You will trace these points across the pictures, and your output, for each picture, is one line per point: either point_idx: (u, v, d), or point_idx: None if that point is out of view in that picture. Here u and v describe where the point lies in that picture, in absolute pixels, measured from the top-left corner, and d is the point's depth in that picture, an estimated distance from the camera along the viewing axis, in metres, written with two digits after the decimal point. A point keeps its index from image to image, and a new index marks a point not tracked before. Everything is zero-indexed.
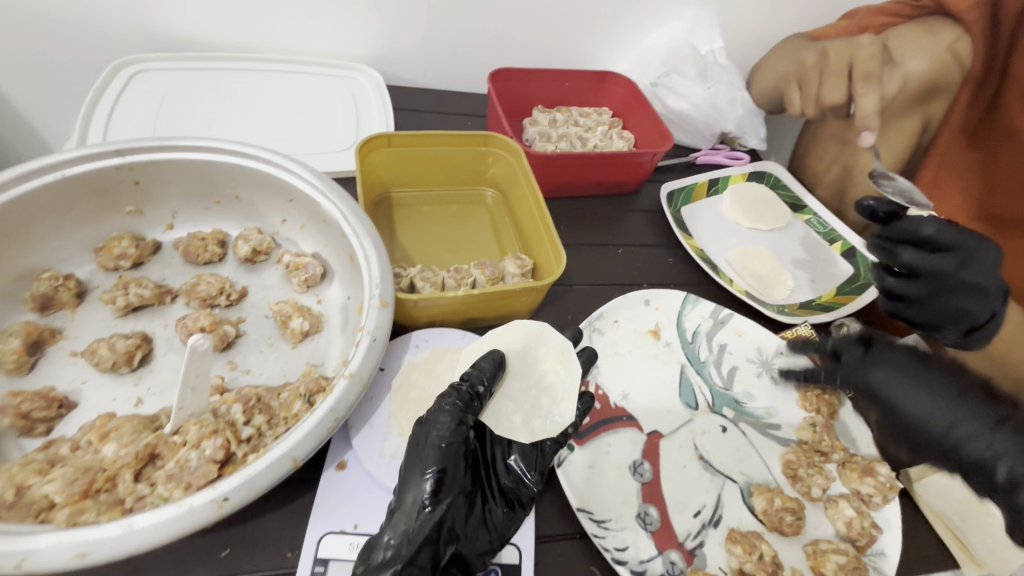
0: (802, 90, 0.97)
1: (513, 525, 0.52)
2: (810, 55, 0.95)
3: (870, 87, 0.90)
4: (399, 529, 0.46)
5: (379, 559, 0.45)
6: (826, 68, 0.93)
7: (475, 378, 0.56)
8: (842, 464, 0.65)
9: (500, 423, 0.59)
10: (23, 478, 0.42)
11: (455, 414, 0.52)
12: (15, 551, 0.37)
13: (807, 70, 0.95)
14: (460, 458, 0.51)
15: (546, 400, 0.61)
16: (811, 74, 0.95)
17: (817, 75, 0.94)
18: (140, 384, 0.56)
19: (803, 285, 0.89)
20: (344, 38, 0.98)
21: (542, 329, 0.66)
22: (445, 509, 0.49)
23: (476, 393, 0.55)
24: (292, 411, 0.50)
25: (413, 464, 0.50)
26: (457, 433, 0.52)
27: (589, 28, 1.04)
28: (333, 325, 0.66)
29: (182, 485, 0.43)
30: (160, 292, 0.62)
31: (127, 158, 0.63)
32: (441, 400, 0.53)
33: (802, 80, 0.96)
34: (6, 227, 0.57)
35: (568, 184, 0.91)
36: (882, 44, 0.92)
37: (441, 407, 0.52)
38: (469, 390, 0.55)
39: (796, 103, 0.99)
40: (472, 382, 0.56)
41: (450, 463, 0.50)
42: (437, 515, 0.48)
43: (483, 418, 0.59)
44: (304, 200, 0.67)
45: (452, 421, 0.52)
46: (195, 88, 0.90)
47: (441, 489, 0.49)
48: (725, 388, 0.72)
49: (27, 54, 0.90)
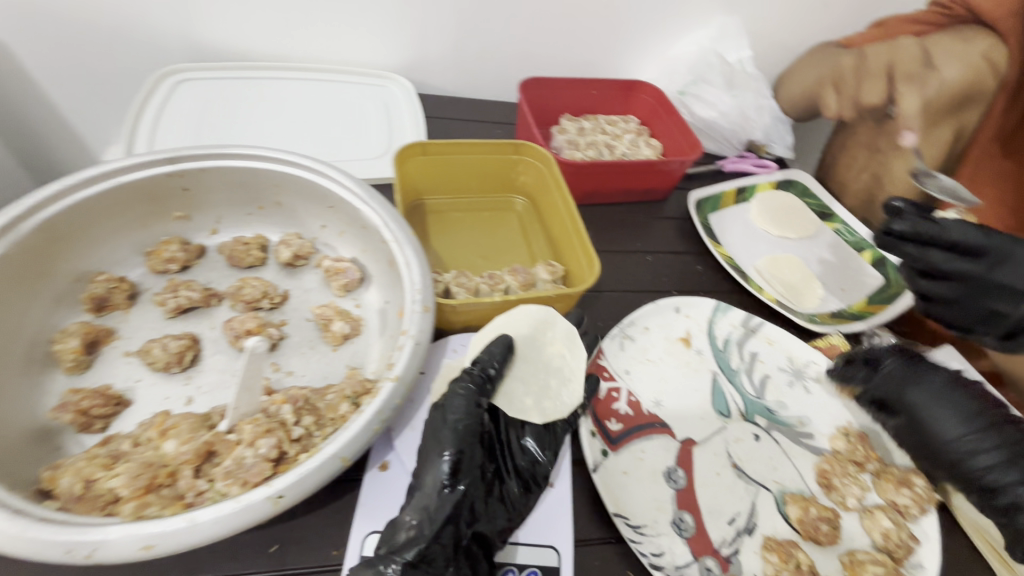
0: (838, 93, 1.00)
1: (530, 504, 0.54)
2: (848, 60, 0.97)
3: (910, 87, 0.91)
4: (420, 507, 0.48)
5: (403, 537, 0.47)
6: (860, 73, 0.96)
7: (485, 363, 0.58)
8: (878, 474, 0.65)
9: (512, 405, 0.59)
10: (90, 473, 0.44)
11: (470, 398, 0.55)
12: (86, 543, 0.39)
13: (844, 75, 0.98)
14: (475, 439, 0.53)
15: (555, 382, 0.61)
16: (847, 80, 0.98)
17: (852, 80, 0.97)
18: (189, 383, 0.58)
19: (834, 294, 0.88)
20: (377, 48, 1.00)
21: (548, 314, 0.65)
22: (462, 490, 0.50)
23: (487, 376, 0.57)
24: (339, 412, 0.51)
25: (429, 447, 0.51)
26: (471, 414, 0.53)
27: (616, 37, 1.05)
28: (371, 328, 0.67)
29: (239, 482, 0.44)
30: (207, 294, 0.65)
31: (177, 165, 0.65)
32: (456, 384, 0.56)
33: (838, 84, 0.99)
34: (65, 231, 0.60)
35: (597, 191, 0.92)
36: (923, 48, 0.91)
37: (456, 390, 0.55)
38: (480, 374, 0.57)
39: (832, 105, 1.01)
40: (483, 366, 0.58)
41: (465, 445, 0.52)
42: (455, 493, 0.49)
43: (495, 400, 0.59)
44: (344, 207, 0.69)
45: (468, 402, 0.54)
46: (234, 96, 0.93)
47: (458, 468, 0.50)
48: (757, 396, 0.72)
49: (75, 65, 0.94)
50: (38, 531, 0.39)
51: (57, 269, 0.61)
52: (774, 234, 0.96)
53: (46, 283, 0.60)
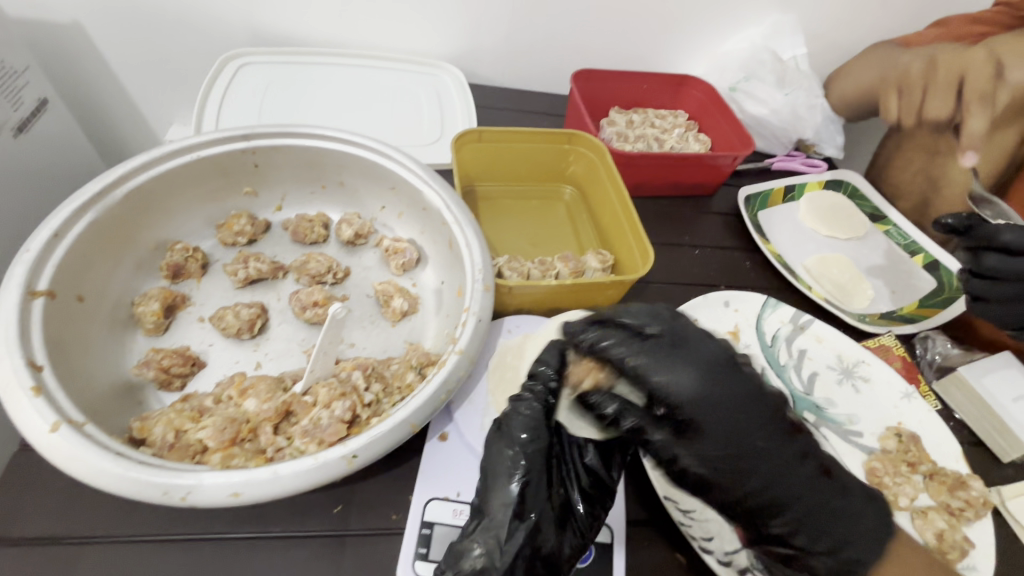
0: (900, 97, 0.97)
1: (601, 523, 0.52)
2: (917, 64, 0.94)
3: (979, 107, 0.88)
4: (496, 533, 0.47)
5: (472, 565, 0.46)
6: (929, 82, 0.93)
7: (545, 375, 0.53)
8: (931, 476, 0.64)
9: (573, 420, 0.55)
10: (179, 424, 0.48)
11: (535, 418, 0.51)
12: (181, 486, 0.41)
13: (910, 79, 0.95)
14: (542, 462, 0.50)
15: None
16: (912, 84, 0.95)
17: (919, 86, 0.94)
18: (258, 350, 0.61)
19: (885, 296, 0.87)
20: (431, 37, 1.02)
21: None
22: (533, 517, 0.48)
23: (552, 391, 0.52)
24: (405, 381, 0.54)
25: (495, 474, 0.49)
26: (538, 437, 0.50)
27: (668, 31, 1.04)
28: (427, 307, 0.69)
29: (316, 440, 0.47)
30: (275, 267, 0.67)
31: (251, 142, 0.68)
32: (517, 404, 0.52)
33: (903, 88, 0.96)
34: (147, 201, 0.63)
35: (646, 184, 0.92)
36: (995, 56, 0.88)
37: (518, 410, 0.51)
38: (544, 390, 0.52)
39: (892, 107, 0.98)
40: (543, 379, 0.53)
41: (536, 468, 0.50)
42: (532, 514, 0.48)
43: (557, 416, 0.55)
44: (406, 188, 0.71)
45: (532, 426, 0.50)
46: (294, 80, 0.96)
47: (528, 493, 0.49)
48: (805, 392, 0.72)
49: (144, 47, 0.98)
50: (138, 472, 0.41)
51: (140, 237, 0.64)
52: (823, 234, 0.95)
53: (130, 249, 0.63)
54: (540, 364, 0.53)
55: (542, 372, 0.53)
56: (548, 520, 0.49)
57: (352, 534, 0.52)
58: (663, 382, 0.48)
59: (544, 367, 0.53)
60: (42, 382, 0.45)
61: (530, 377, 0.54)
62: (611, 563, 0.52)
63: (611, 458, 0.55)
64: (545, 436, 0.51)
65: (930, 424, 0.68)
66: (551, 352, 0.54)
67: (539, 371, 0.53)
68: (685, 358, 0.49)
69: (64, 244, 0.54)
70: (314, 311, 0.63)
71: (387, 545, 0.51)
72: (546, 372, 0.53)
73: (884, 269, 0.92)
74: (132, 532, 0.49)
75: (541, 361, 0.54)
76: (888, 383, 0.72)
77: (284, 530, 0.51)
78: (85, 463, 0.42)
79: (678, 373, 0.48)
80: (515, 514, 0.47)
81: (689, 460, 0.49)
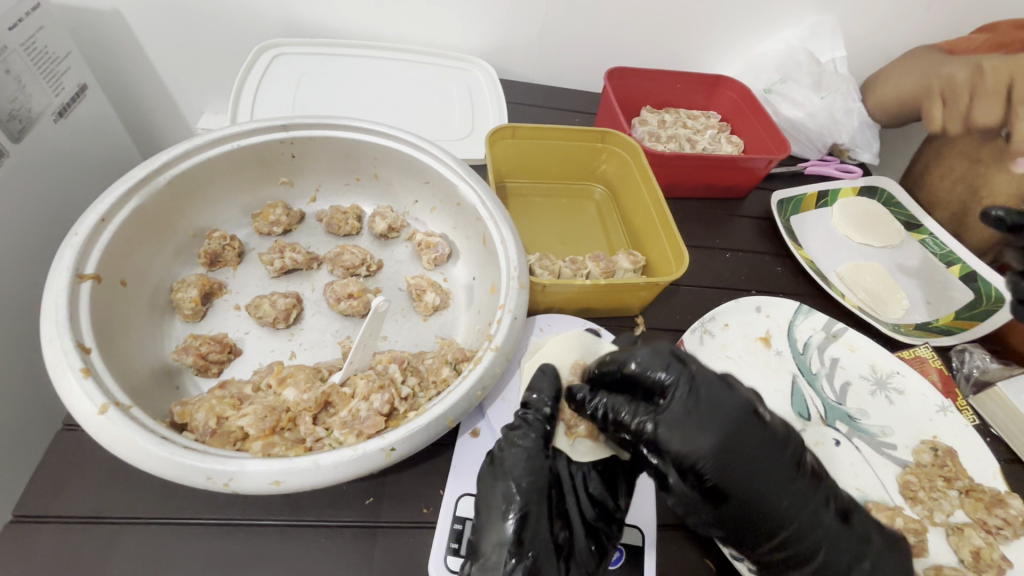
0: (945, 106, 0.91)
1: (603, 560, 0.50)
2: (961, 72, 0.87)
3: None
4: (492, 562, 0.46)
5: None
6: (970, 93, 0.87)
7: (538, 404, 0.55)
8: (967, 492, 0.63)
9: (574, 449, 0.57)
10: (221, 410, 0.48)
11: (529, 450, 0.52)
12: (225, 472, 0.42)
13: (953, 88, 0.89)
14: (541, 492, 0.50)
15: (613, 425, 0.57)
16: (955, 93, 0.89)
17: (959, 96, 0.88)
18: (293, 340, 0.62)
19: (920, 307, 0.85)
20: (464, 32, 1.01)
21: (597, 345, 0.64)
22: (531, 554, 0.47)
23: (544, 419, 0.54)
24: (440, 376, 0.54)
25: (491, 507, 0.48)
26: (532, 470, 0.51)
27: (703, 31, 1.03)
28: (458, 302, 0.69)
29: (354, 432, 0.47)
30: (310, 258, 0.68)
31: (289, 132, 0.68)
32: (509, 436, 0.53)
33: (947, 97, 0.90)
34: (188, 189, 0.64)
35: (677, 185, 0.91)
36: None
37: (511, 442, 0.52)
38: (537, 419, 0.54)
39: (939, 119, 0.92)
40: (536, 406, 0.55)
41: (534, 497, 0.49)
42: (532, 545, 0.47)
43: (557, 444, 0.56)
44: (440, 183, 0.71)
45: (527, 452, 0.51)
46: (326, 71, 0.96)
47: (527, 526, 0.48)
48: (837, 402, 0.71)
49: (179, 36, 0.98)
50: (183, 457, 0.42)
51: (179, 224, 0.65)
52: (857, 241, 0.93)
53: (171, 237, 0.64)
54: (530, 391, 0.56)
55: (534, 399, 0.55)
56: (546, 556, 0.48)
57: (384, 525, 0.52)
58: (666, 430, 0.50)
59: (532, 394, 0.56)
60: (89, 364, 0.46)
61: (522, 407, 0.56)
62: (642, 566, 0.52)
63: (616, 488, 0.55)
64: (540, 463, 0.51)
65: (966, 440, 0.67)
66: (538, 379, 0.57)
67: (530, 398, 0.56)
68: (695, 411, 0.50)
69: (110, 229, 0.55)
70: (348, 302, 0.63)
71: (418, 538, 0.52)
72: (535, 397, 0.55)
73: (920, 279, 0.90)
74: (170, 513, 0.50)
75: (530, 390, 0.56)
76: (923, 395, 0.70)
77: (318, 518, 0.51)
78: (132, 445, 0.42)
79: (680, 420, 0.50)
80: (511, 548, 0.46)
81: (705, 512, 0.50)
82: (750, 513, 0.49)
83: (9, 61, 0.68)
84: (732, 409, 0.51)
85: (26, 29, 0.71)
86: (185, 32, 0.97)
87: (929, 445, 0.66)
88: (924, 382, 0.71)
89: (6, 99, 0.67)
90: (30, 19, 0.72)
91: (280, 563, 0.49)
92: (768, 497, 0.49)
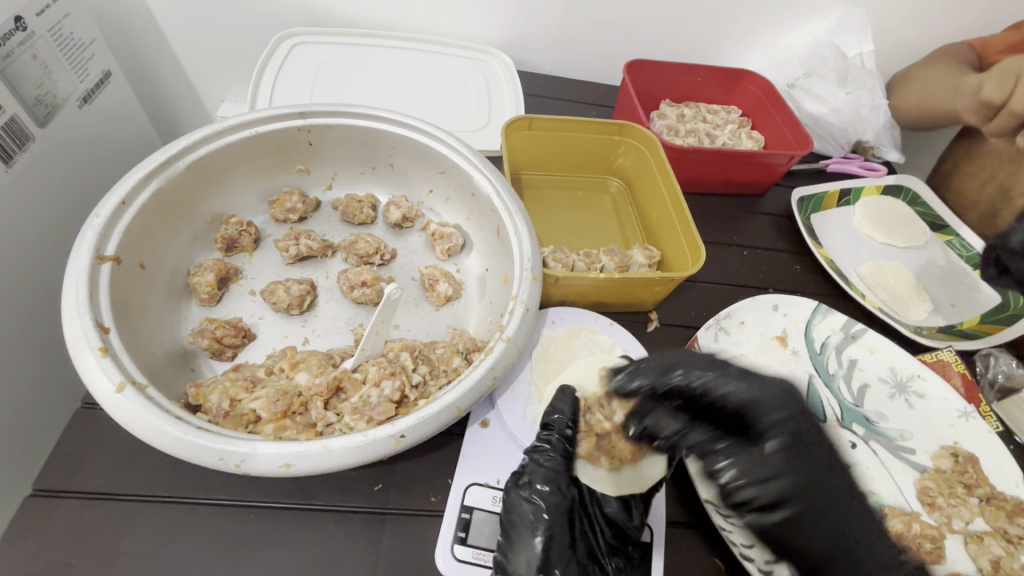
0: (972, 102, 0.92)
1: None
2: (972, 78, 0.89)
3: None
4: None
5: None
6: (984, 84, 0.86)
7: (560, 424, 0.54)
8: (987, 500, 0.61)
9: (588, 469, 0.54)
10: (234, 393, 0.49)
11: (556, 470, 0.52)
12: (237, 453, 0.42)
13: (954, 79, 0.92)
14: (564, 513, 0.50)
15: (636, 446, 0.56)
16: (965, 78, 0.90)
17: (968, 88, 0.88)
18: (307, 326, 0.62)
19: (943, 309, 0.83)
20: (483, 23, 1.01)
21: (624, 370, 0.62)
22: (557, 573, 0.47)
23: (567, 439, 0.53)
24: (451, 365, 0.54)
25: (518, 525, 0.48)
26: (559, 490, 0.50)
27: (726, 24, 1.01)
28: (471, 293, 0.69)
29: (364, 418, 0.47)
30: (325, 246, 0.68)
31: (306, 120, 0.68)
32: (536, 454, 0.53)
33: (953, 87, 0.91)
34: (207, 175, 0.65)
35: (694, 180, 0.90)
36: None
37: (538, 460, 0.52)
38: (560, 439, 0.53)
39: None
40: (558, 426, 0.54)
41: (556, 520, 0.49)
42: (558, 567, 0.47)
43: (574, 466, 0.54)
44: (455, 172, 0.71)
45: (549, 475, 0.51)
46: (344, 60, 0.96)
47: (552, 547, 0.48)
48: (855, 404, 0.69)
49: (200, 25, 0.99)
50: (197, 437, 0.43)
51: (198, 209, 0.65)
52: (880, 240, 0.91)
53: (189, 222, 0.65)
54: (551, 411, 0.55)
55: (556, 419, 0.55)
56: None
57: (392, 512, 0.52)
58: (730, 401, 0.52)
59: (553, 415, 0.55)
60: (108, 344, 0.47)
61: (544, 427, 0.55)
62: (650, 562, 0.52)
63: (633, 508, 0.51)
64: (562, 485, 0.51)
65: (988, 446, 0.65)
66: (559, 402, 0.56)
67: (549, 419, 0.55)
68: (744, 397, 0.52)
69: (130, 213, 0.56)
70: (361, 290, 0.64)
71: (425, 526, 0.52)
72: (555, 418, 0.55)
73: (944, 281, 0.87)
74: (184, 493, 0.51)
75: (551, 411, 0.55)
76: (944, 400, 0.69)
77: (326, 502, 0.52)
78: (147, 424, 0.43)
79: (741, 396, 0.52)
80: (538, 568, 0.46)
81: (766, 488, 0.49)
82: (817, 493, 0.48)
83: (36, 47, 0.69)
84: (787, 394, 0.52)
85: (54, 16, 0.72)
86: (206, 21, 0.98)
87: (948, 452, 0.65)
88: (947, 387, 0.69)
89: (33, 84, 0.69)
90: (57, 6, 0.73)
91: (290, 545, 0.49)
92: (824, 490, 0.49)
